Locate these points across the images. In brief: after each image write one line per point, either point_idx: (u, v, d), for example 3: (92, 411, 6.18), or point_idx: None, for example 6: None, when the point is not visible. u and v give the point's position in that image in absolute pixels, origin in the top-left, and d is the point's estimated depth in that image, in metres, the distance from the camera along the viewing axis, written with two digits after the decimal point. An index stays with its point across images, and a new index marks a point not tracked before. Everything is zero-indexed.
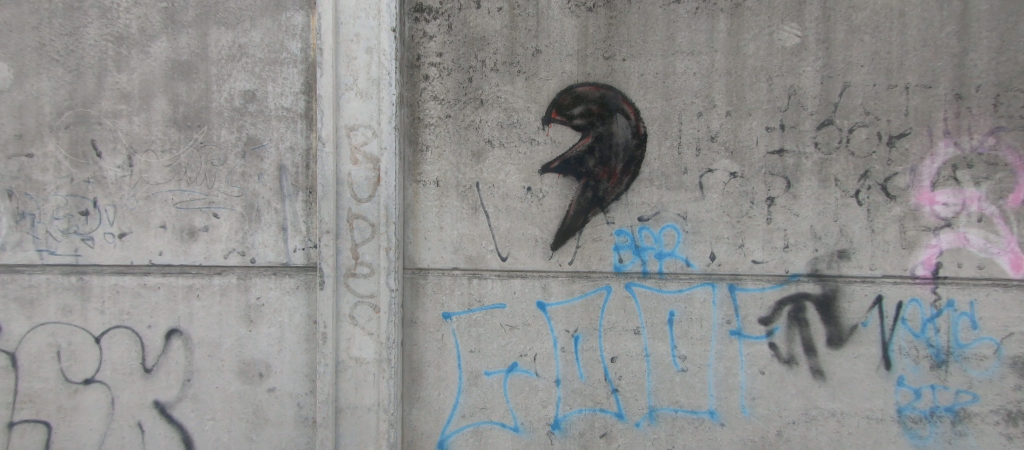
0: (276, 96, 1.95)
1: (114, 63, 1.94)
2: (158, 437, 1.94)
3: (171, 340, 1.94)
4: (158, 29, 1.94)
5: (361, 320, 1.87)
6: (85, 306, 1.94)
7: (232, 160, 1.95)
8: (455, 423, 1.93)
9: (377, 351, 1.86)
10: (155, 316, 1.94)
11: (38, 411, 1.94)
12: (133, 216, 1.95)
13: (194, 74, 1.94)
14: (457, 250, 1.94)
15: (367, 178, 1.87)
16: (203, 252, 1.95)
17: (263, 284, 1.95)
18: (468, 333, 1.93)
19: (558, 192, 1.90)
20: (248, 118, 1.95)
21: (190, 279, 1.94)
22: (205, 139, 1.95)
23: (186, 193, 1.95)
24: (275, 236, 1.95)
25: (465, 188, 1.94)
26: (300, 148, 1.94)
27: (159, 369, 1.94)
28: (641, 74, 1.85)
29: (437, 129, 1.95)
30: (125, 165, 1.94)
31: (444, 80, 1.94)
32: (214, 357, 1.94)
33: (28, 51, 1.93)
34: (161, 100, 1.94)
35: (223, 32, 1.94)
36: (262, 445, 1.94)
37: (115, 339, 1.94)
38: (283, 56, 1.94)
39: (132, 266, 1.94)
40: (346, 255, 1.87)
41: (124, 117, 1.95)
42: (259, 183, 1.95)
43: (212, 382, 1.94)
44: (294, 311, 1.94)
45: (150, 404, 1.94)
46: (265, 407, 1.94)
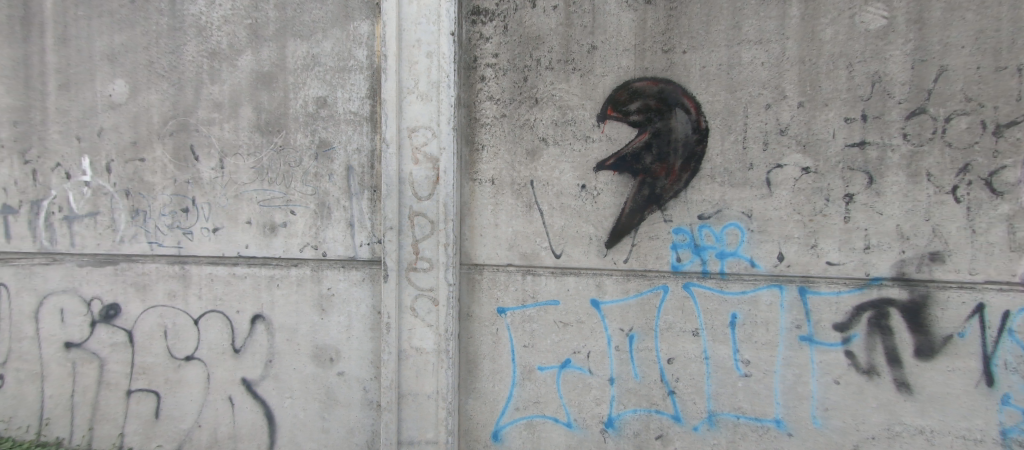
0: (344, 101, 2.09)
1: (208, 76, 2.18)
2: (246, 411, 2.17)
3: (256, 325, 2.16)
4: (244, 44, 2.14)
5: (421, 312, 1.96)
6: (186, 292, 2.21)
7: (306, 162, 2.12)
8: (509, 415, 1.99)
9: (437, 342, 1.95)
10: (243, 302, 2.16)
11: (151, 381, 2.24)
12: (224, 213, 2.18)
13: (274, 83, 2.13)
14: (512, 247, 1.98)
15: (427, 177, 1.95)
16: (282, 245, 2.15)
17: (333, 275, 2.11)
18: (522, 329, 1.97)
19: (613, 189, 1.88)
20: (320, 122, 2.11)
21: (271, 270, 2.14)
22: (284, 143, 2.13)
23: (268, 192, 2.15)
24: (343, 232, 2.10)
25: (519, 186, 1.97)
26: (366, 150, 2.07)
27: (247, 350, 2.16)
28: (703, 66, 1.78)
29: (493, 129, 1.99)
30: (218, 167, 2.18)
31: (500, 80, 1.98)
32: (292, 341, 2.13)
33: (140, 69, 2.22)
34: (247, 108, 2.15)
35: (299, 44, 2.10)
36: (334, 424, 2.11)
37: (210, 322, 2.19)
38: (350, 63, 2.07)
39: (224, 257, 2.18)
40: (408, 250, 1.97)
41: (217, 124, 2.18)
42: (330, 182, 2.11)
43: (290, 364, 2.13)
44: (360, 301, 2.08)
45: (239, 381, 2.17)
46: (335, 389, 2.10)
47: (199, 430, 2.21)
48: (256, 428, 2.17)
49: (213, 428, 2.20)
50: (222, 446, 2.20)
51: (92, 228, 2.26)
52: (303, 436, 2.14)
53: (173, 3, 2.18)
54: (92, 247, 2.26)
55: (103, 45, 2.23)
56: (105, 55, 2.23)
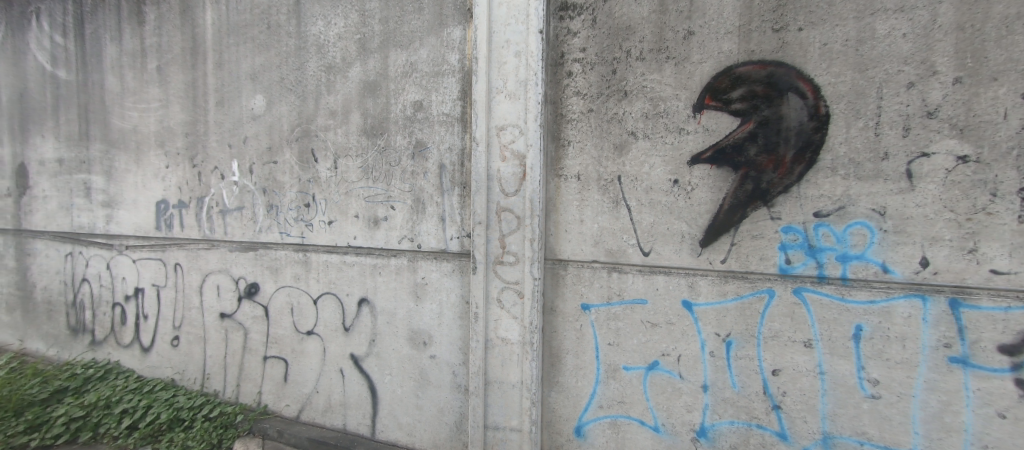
0: (438, 104, 2.23)
1: (326, 88, 2.48)
2: (353, 383, 2.46)
3: (362, 308, 2.42)
4: (354, 57, 2.40)
5: (507, 304, 2.03)
6: (307, 276, 2.56)
7: (405, 161, 2.32)
8: (593, 412, 1.98)
9: (521, 334, 2.00)
10: (352, 287, 2.44)
11: (280, 350, 2.65)
12: (337, 207, 2.47)
13: (379, 91, 2.36)
14: (597, 243, 1.96)
15: (514, 174, 1.99)
16: (384, 237, 2.38)
17: (427, 266, 2.28)
18: (607, 326, 1.94)
19: (711, 184, 1.75)
20: (417, 124, 2.28)
21: (375, 259, 2.39)
22: (386, 144, 2.35)
23: (373, 189, 2.39)
24: (436, 226, 2.25)
25: (606, 182, 1.93)
26: (457, 149, 2.20)
27: (354, 329, 2.44)
28: (824, 44, 1.56)
29: (580, 124, 1.98)
30: (333, 167, 2.48)
31: (588, 75, 1.96)
32: (392, 323, 2.36)
33: (274, 85, 2.60)
34: (356, 114, 2.42)
35: (400, 53, 2.30)
36: (426, 403, 2.29)
37: (326, 302, 2.51)
38: (444, 68, 2.21)
39: (337, 246, 2.48)
40: (495, 244, 2.04)
41: (332, 129, 2.48)
42: (425, 180, 2.28)
43: (390, 344, 2.36)
44: (451, 291, 2.22)
45: (348, 355, 2.46)
46: (428, 370, 2.28)
47: (316, 396, 2.56)
48: (362, 399, 2.44)
49: (327, 395, 2.53)
50: (335, 411, 2.52)
51: (238, 220, 2.73)
52: (400, 410, 2.36)
53: (299, 26, 2.52)
54: (239, 236, 2.73)
55: (247, 67, 2.66)
56: (248, 74, 2.66)
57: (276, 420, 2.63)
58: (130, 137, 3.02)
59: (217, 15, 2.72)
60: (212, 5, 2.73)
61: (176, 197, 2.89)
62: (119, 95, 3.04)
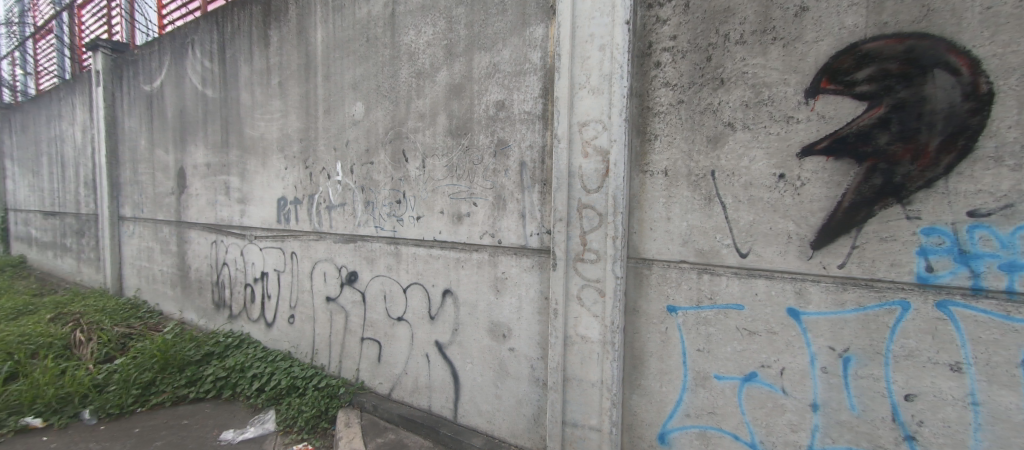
0: (520, 102, 2.27)
1: (416, 93, 2.67)
2: (438, 368, 2.63)
3: (446, 298, 2.57)
4: (442, 62, 2.55)
5: (587, 302, 2.01)
6: (398, 267, 2.78)
7: (487, 159, 2.40)
8: (679, 420, 1.88)
9: (602, 333, 1.96)
10: (437, 278, 2.61)
11: (375, 333, 2.93)
12: (425, 204, 2.65)
13: (464, 93, 2.47)
14: (686, 242, 1.84)
15: (596, 170, 1.96)
16: (467, 232, 2.49)
17: (507, 261, 2.34)
18: (696, 331, 1.82)
19: (827, 178, 1.55)
20: (499, 123, 2.35)
21: (458, 253, 2.52)
22: (470, 144, 2.46)
23: (457, 187, 2.52)
24: (516, 222, 2.30)
25: (697, 177, 1.81)
26: (538, 146, 2.21)
27: (439, 318, 2.61)
28: (987, 7, 1.28)
29: (668, 117, 1.88)
30: (421, 166, 2.66)
31: (678, 64, 1.85)
32: (473, 314, 2.47)
33: (371, 93, 2.87)
34: (443, 116, 2.56)
35: (484, 55, 2.38)
36: (505, 393, 2.36)
37: (414, 292, 2.72)
38: (526, 66, 2.23)
39: (424, 240, 2.66)
40: (576, 241, 2.03)
41: (421, 131, 2.66)
42: (506, 177, 2.33)
43: (471, 334, 2.48)
44: (530, 286, 2.26)
45: (434, 342, 2.64)
46: (507, 362, 2.35)
47: (405, 377, 2.78)
48: (445, 384, 2.60)
49: (415, 377, 2.74)
50: (421, 393, 2.72)
51: (341, 214, 3.06)
52: (480, 397, 2.46)
53: (393, 37, 2.74)
54: (342, 229, 3.07)
55: (349, 77, 2.97)
56: (350, 84, 2.96)
57: (371, 396, 2.91)
58: (258, 143, 3.55)
59: (325, 33, 3.07)
60: (322, 25, 3.08)
61: (293, 195, 3.33)
62: (250, 108, 3.58)
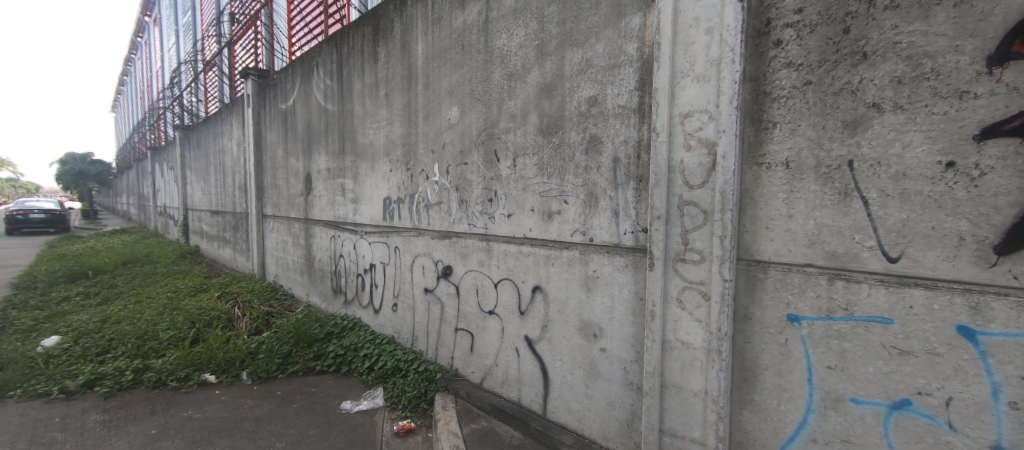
0: (614, 97, 2.19)
1: (508, 94, 2.75)
2: (528, 363, 2.69)
3: (536, 295, 2.61)
4: (533, 62, 2.58)
5: (689, 305, 1.87)
6: (490, 262, 2.90)
7: (578, 156, 2.36)
8: (802, 445, 1.66)
9: (707, 340, 1.81)
10: (527, 275, 2.66)
11: (468, 325, 3.09)
12: (515, 202, 2.71)
13: (555, 91, 2.47)
14: (814, 243, 1.61)
15: (701, 164, 1.81)
16: (557, 230, 2.48)
17: (599, 259, 2.28)
18: (827, 346, 1.59)
19: (1021, 165, 1.21)
20: (591, 119, 2.30)
21: (548, 251, 2.53)
22: (561, 141, 2.44)
23: (548, 185, 2.52)
24: (609, 220, 2.23)
25: (829, 169, 1.57)
26: (633, 141, 2.11)
27: (529, 313, 2.66)
28: None
29: (791, 101, 1.66)
30: (512, 166, 2.73)
31: (805, 41, 1.62)
32: (563, 312, 2.47)
33: (466, 97, 3.03)
34: (534, 116, 2.59)
35: (576, 51, 2.35)
36: (596, 393, 2.32)
37: (505, 287, 2.81)
38: (620, 59, 2.15)
39: (514, 237, 2.73)
40: (676, 240, 1.90)
41: (513, 131, 2.73)
42: (598, 174, 2.27)
43: (561, 332, 2.48)
44: (623, 286, 2.17)
45: (523, 337, 2.70)
46: (598, 362, 2.30)
47: (496, 368, 2.90)
48: (535, 378, 2.65)
49: (505, 369, 2.84)
50: (511, 385, 2.81)
51: (438, 212, 3.29)
52: (570, 395, 2.46)
53: (487, 43, 2.86)
54: (438, 226, 3.30)
55: (446, 84, 3.18)
56: (447, 90, 3.17)
57: (464, 383, 3.09)
58: (368, 149, 3.99)
59: (425, 45, 3.33)
60: (422, 38, 3.35)
61: (397, 194, 3.68)
62: (362, 118, 4.04)
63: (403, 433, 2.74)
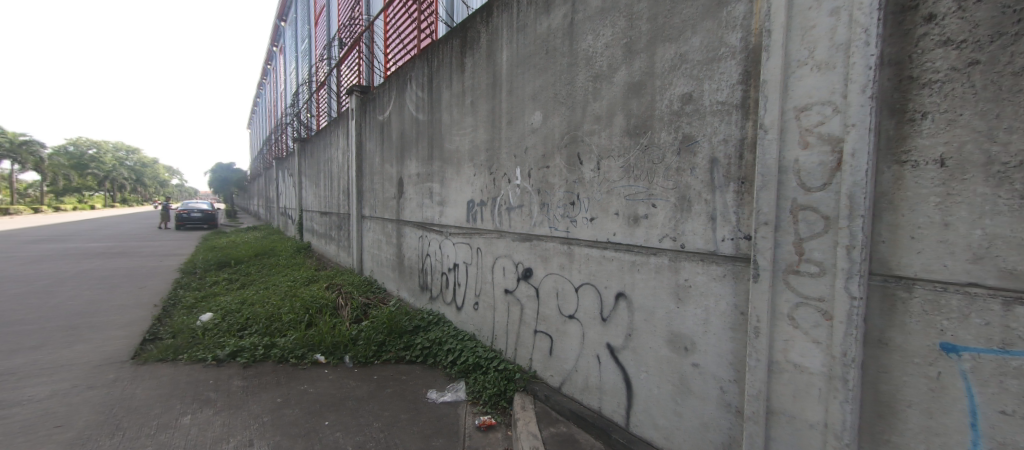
0: (712, 93, 2.02)
1: (592, 96, 2.71)
2: (610, 371, 2.60)
3: (619, 302, 2.52)
4: (620, 61, 2.51)
5: (804, 324, 1.65)
6: (571, 266, 2.87)
7: (669, 157, 2.23)
8: None
9: (827, 365, 1.58)
10: (610, 280, 2.58)
11: (547, 328, 3.10)
12: (599, 205, 2.65)
13: (644, 90, 2.37)
14: (981, 259, 1.31)
15: (821, 163, 1.59)
16: (644, 235, 2.36)
17: (692, 268, 2.11)
18: (1000, 387, 1.28)
19: None
20: (685, 118, 2.15)
21: (634, 256, 2.42)
22: (649, 142, 2.33)
23: (634, 188, 2.42)
24: (704, 225, 2.06)
25: (1005, 167, 1.27)
26: (735, 139, 1.93)
27: (612, 320, 2.58)
28: None
29: (947, 87, 1.38)
30: (596, 168, 2.68)
31: (970, 12, 1.34)
32: (650, 322, 2.34)
33: (549, 101, 3.05)
34: (620, 117, 2.51)
35: (669, 47, 2.23)
36: (687, 412, 2.16)
37: (586, 292, 2.76)
38: (721, 51, 1.98)
39: (597, 241, 2.67)
40: (788, 250, 1.69)
41: (597, 133, 2.67)
42: (692, 176, 2.12)
43: (647, 342, 2.35)
44: (720, 298, 1.98)
45: (606, 344, 2.62)
46: (690, 379, 2.14)
47: (576, 374, 2.86)
48: (617, 388, 2.55)
49: (585, 376, 2.78)
50: (591, 392, 2.74)
51: (520, 215, 3.36)
52: (657, 411, 2.32)
53: (571, 46, 2.86)
54: (520, 228, 3.36)
55: (530, 89, 3.24)
56: (531, 95, 3.23)
57: (543, 386, 3.10)
58: (454, 155, 4.23)
59: (510, 52, 3.43)
60: (508, 45, 3.45)
61: (480, 198, 3.84)
62: (449, 126, 4.30)
63: (484, 428, 2.84)
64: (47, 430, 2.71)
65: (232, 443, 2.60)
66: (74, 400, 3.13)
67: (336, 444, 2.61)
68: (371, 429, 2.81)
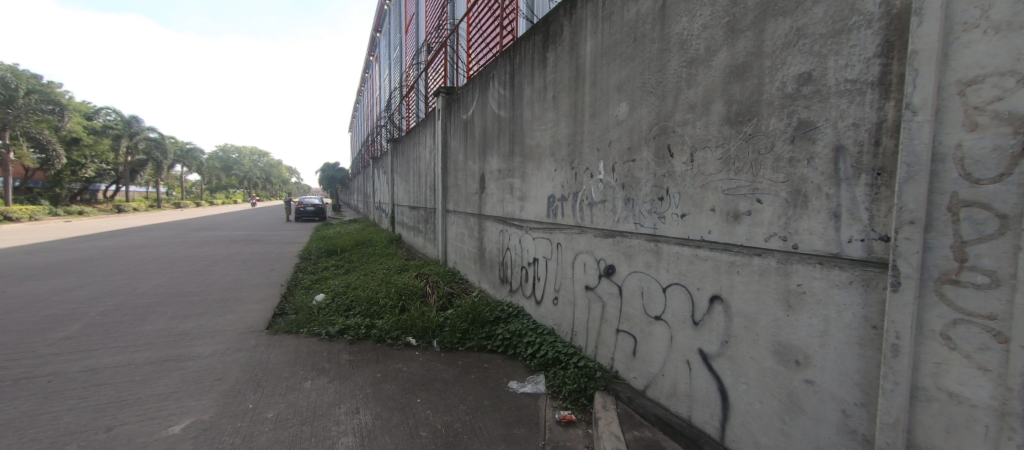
0: (838, 70, 1.74)
1: (686, 83, 2.52)
2: (701, 379, 2.43)
3: (714, 305, 2.33)
4: (721, 43, 2.29)
5: (964, 345, 1.36)
6: (658, 265, 2.72)
7: (779, 147, 1.98)
8: None
9: (999, 398, 1.29)
10: (704, 282, 2.39)
11: (631, 327, 2.99)
12: (692, 200, 2.46)
13: (749, 72, 2.13)
14: None
15: (997, 149, 1.28)
16: (745, 233, 2.14)
17: (806, 272, 1.86)
18: None
19: None
20: (802, 101, 1.89)
21: (732, 256, 2.21)
22: (754, 130, 2.10)
23: (735, 181, 2.20)
24: (824, 224, 1.79)
25: None
26: (869, 123, 1.64)
27: (705, 325, 2.39)
28: None
29: None
30: (689, 161, 2.49)
31: None
32: (751, 329, 2.12)
33: (637, 91, 2.91)
34: (720, 103, 2.30)
35: (782, 22, 1.98)
36: (798, 433, 1.92)
37: (675, 293, 2.60)
38: (852, 21, 1.69)
39: (689, 239, 2.48)
40: (943, 254, 1.40)
41: (691, 123, 2.48)
42: (809, 167, 1.86)
43: (748, 351, 2.14)
44: (843, 308, 1.70)
45: (697, 350, 2.45)
46: (802, 397, 1.89)
47: (662, 378, 2.72)
48: (710, 398, 2.37)
49: (673, 381, 2.63)
50: (679, 399, 2.58)
51: (602, 210, 3.28)
52: (759, 428, 2.11)
53: (663, 30, 2.68)
54: (602, 224, 3.28)
55: (615, 80, 3.12)
56: (616, 86, 3.11)
57: (625, 387, 3.01)
58: (535, 150, 4.27)
59: (595, 43, 3.34)
60: (592, 36, 3.37)
61: (561, 193, 3.82)
62: (530, 121, 4.34)
63: (565, 422, 2.85)
64: (210, 381, 3.38)
65: (343, 408, 2.98)
66: (228, 359, 3.85)
67: (427, 421, 2.84)
68: (457, 411, 2.99)
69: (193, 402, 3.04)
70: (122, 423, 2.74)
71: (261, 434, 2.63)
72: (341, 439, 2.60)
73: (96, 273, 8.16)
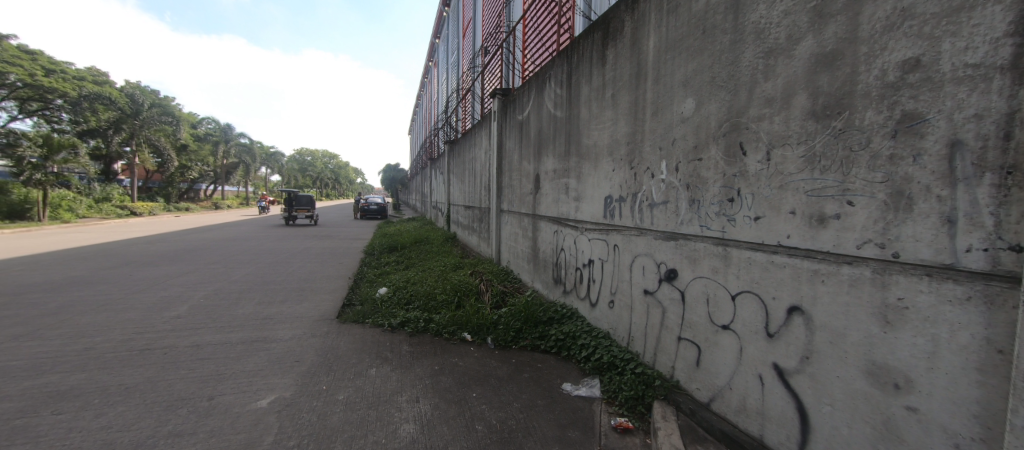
0: (956, 54, 1.52)
1: (763, 75, 2.34)
2: (776, 396, 2.24)
3: (793, 317, 2.13)
4: (805, 30, 2.09)
5: None
6: (727, 271, 2.55)
7: (876, 142, 1.77)
8: None
9: None
10: (780, 291, 2.20)
11: (694, 336, 2.83)
12: (768, 202, 2.27)
13: (840, 61, 1.92)
14: None
15: None
16: (832, 239, 1.94)
17: (907, 284, 1.64)
18: None
19: None
20: (907, 91, 1.67)
21: (816, 264, 2.01)
22: (845, 125, 1.89)
23: (821, 181, 2.00)
24: (934, 230, 1.56)
25: None
26: (996, 114, 1.40)
27: (781, 338, 2.20)
28: None
29: None
30: (765, 159, 2.30)
31: None
32: (838, 345, 1.91)
33: (704, 86, 2.75)
34: (803, 96, 2.10)
35: (882, 2, 1.76)
36: None
37: (746, 301, 2.43)
38: None
39: (763, 244, 2.30)
40: None
41: (767, 118, 2.30)
42: (916, 165, 1.63)
43: (833, 370, 1.94)
44: (958, 327, 1.48)
45: (772, 365, 2.26)
46: (902, 425, 1.67)
47: (730, 392, 2.55)
48: (787, 417, 2.17)
49: (743, 396, 2.45)
50: (750, 416, 2.41)
51: (664, 212, 3.14)
52: None
53: (736, 20, 2.51)
54: (663, 226, 3.15)
55: (680, 75, 2.98)
56: (681, 82, 2.97)
57: (687, 398, 2.87)
58: (592, 150, 4.20)
59: (659, 37, 3.21)
60: (656, 30, 3.24)
61: (619, 193, 3.72)
62: (587, 120, 4.28)
63: (621, 429, 2.77)
64: (291, 362, 3.74)
65: (405, 396, 3.16)
66: (304, 343, 4.24)
67: (482, 415, 2.91)
68: (511, 408, 3.04)
69: (277, 380, 3.39)
70: (221, 394, 3.13)
71: (333, 414, 2.86)
72: (403, 425, 2.75)
73: (257, 240, 13.53)
